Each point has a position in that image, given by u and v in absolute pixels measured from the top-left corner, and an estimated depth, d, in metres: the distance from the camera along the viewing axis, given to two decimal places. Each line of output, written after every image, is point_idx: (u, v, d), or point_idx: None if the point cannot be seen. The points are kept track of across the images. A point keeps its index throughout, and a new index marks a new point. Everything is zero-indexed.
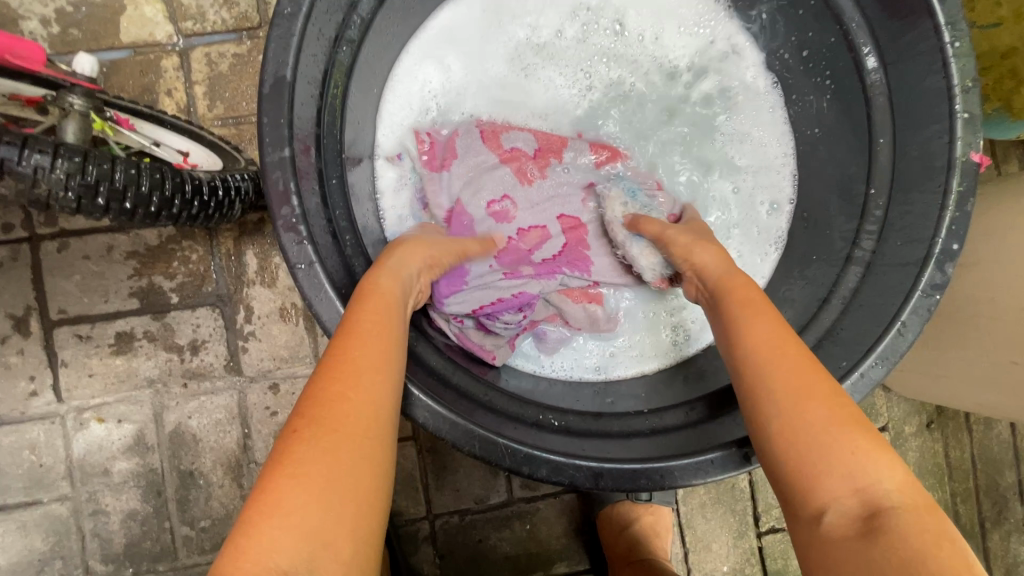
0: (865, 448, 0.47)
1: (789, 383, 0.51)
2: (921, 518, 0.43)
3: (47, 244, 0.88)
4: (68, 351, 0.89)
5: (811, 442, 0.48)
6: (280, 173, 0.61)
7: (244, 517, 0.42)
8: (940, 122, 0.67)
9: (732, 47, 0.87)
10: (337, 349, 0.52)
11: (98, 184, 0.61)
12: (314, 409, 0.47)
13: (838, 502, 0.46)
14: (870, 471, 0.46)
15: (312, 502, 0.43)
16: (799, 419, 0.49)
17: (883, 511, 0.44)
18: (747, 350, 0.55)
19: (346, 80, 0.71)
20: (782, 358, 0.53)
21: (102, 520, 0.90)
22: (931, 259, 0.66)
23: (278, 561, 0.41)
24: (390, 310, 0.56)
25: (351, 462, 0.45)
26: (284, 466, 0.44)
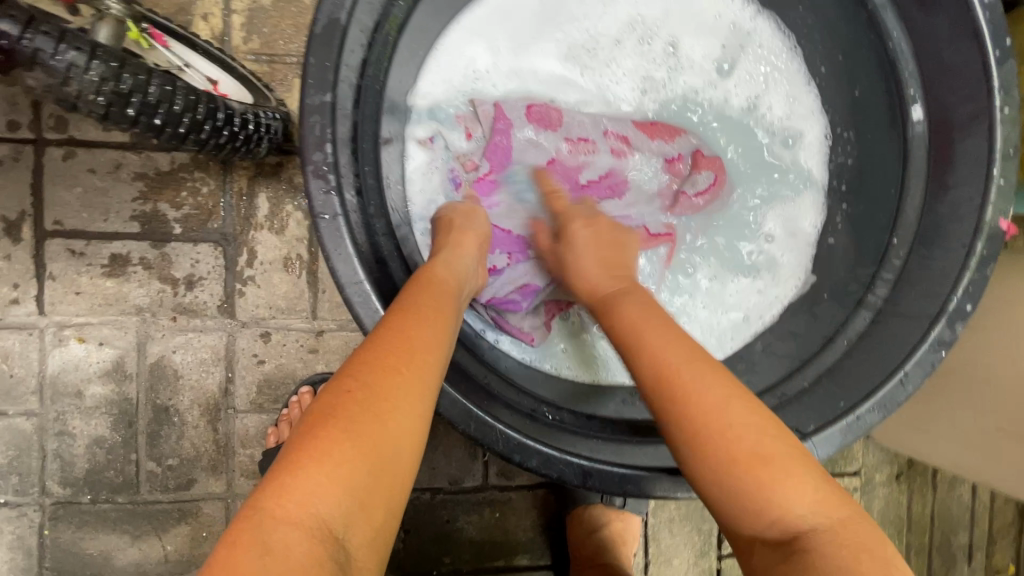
0: (783, 478, 0.49)
1: (705, 414, 0.52)
2: (840, 539, 0.46)
3: (53, 150, 0.84)
4: (58, 264, 0.85)
5: (737, 484, 0.49)
6: (319, 118, 0.59)
7: (289, 460, 0.42)
8: (975, 184, 0.68)
9: (786, 78, 0.86)
10: (393, 322, 0.51)
11: (131, 95, 0.60)
12: (370, 372, 0.46)
13: (761, 530, 0.49)
14: (788, 497, 0.48)
15: (359, 458, 0.42)
16: (716, 460, 0.50)
17: (802, 535, 0.47)
18: (656, 374, 0.55)
19: (397, 36, 0.69)
20: (703, 401, 0.52)
21: (67, 442, 0.87)
22: (944, 315, 0.67)
23: (320, 508, 0.40)
24: (444, 297, 0.57)
25: (400, 433, 0.45)
26: (336, 421, 0.43)
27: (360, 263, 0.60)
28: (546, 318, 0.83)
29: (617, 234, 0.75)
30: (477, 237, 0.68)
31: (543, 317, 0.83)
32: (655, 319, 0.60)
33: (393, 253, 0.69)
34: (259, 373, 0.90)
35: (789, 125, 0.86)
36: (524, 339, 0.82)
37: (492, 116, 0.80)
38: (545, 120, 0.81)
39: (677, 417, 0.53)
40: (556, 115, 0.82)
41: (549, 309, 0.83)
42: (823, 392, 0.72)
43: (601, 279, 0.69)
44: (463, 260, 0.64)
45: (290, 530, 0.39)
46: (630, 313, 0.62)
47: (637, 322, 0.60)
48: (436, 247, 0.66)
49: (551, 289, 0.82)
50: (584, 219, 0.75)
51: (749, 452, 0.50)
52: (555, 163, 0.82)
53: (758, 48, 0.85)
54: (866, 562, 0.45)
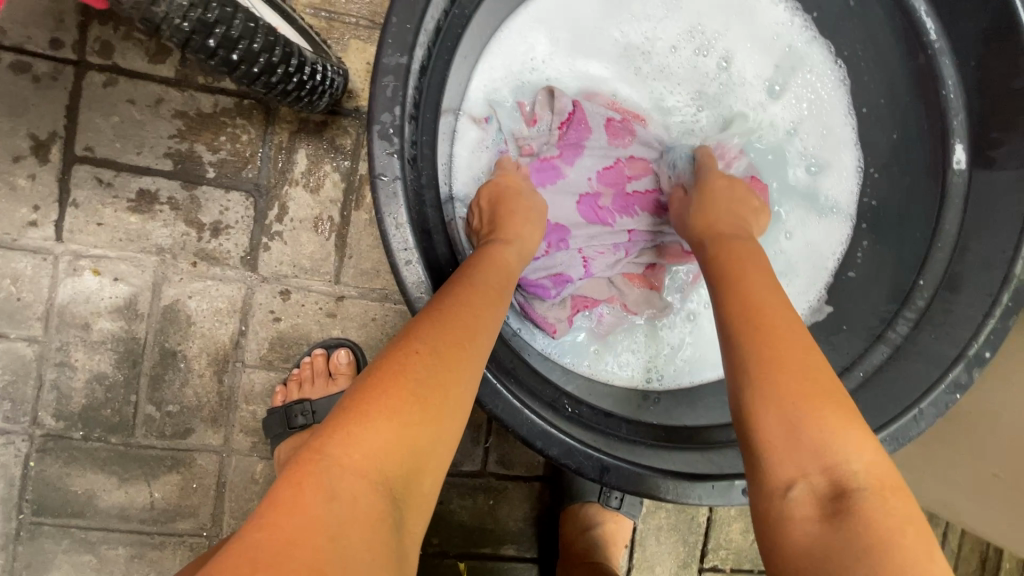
0: (833, 424, 0.48)
1: (776, 357, 0.51)
2: (889, 502, 0.45)
3: (94, 74, 0.82)
4: (83, 192, 0.83)
5: (794, 416, 0.48)
6: (392, 79, 0.58)
7: (355, 413, 0.41)
8: (1009, 237, 0.70)
9: (830, 110, 0.88)
10: (460, 292, 0.51)
11: (217, 26, 0.55)
12: (438, 340, 0.46)
13: (809, 477, 0.47)
14: (838, 446, 0.47)
15: (424, 423, 0.42)
16: (772, 395, 0.50)
17: (850, 492, 0.46)
18: (751, 306, 0.55)
19: (472, 10, 0.68)
20: (783, 337, 0.52)
21: (66, 375, 0.85)
22: (963, 360, 0.69)
23: (385, 464, 0.40)
24: (502, 279, 0.57)
25: (462, 404, 0.45)
26: (407, 379, 0.43)
27: (412, 230, 0.59)
28: (571, 312, 0.82)
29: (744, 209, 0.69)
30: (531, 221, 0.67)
31: (569, 310, 0.81)
32: (753, 266, 0.59)
33: (437, 226, 0.68)
34: (273, 330, 0.89)
35: (827, 154, 0.89)
36: (546, 330, 0.81)
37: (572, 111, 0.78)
38: (622, 131, 0.80)
39: (751, 346, 0.52)
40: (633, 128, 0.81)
41: (575, 303, 0.82)
42: None
43: (729, 229, 0.65)
44: (519, 244, 0.64)
45: (357, 482, 0.39)
46: (757, 282, 0.57)
47: (743, 260, 0.60)
48: (494, 224, 0.66)
49: (582, 284, 0.80)
50: (724, 176, 0.72)
51: (808, 389, 0.49)
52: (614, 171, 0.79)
53: (807, 75, 0.87)
54: (911, 536, 0.44)
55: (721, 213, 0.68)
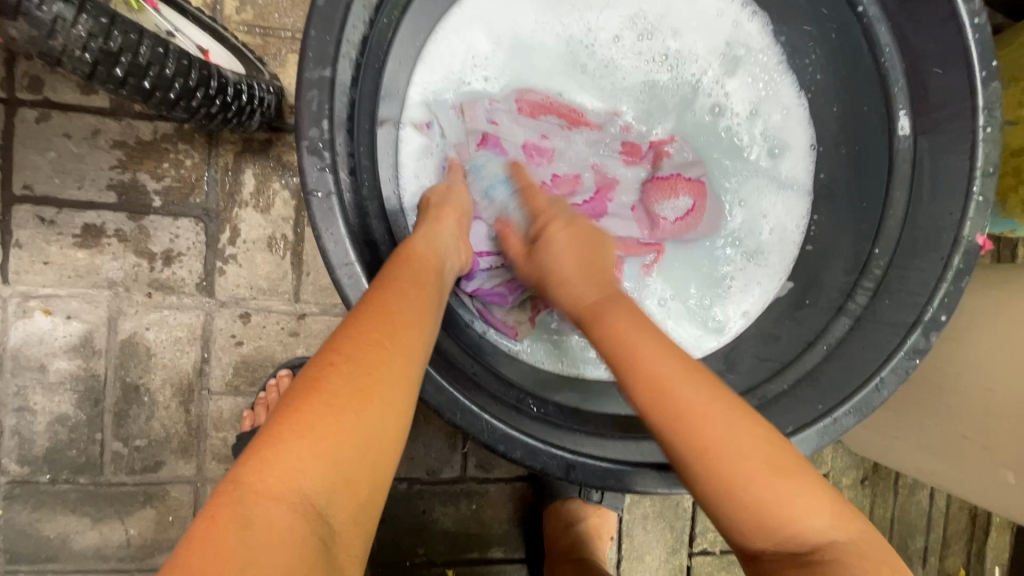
0: (790, 495, 0.50)
1: (698, 416, 0.52)
2: (861, 549, 0.49)
3: (25, 111, 0.80)
4: (26, 232, 0.81)
5: (743, 493, 0.51)
6: (316, 93, 0.57)
7: (271, 435, 0.43)
8: (955, 199, 0.70)
9: (777, 88, 0.88)
10: (374, 298, 0.52)
11: (120, 54, 0.58)
12: (351, 348, 0.48)
13: (769, 551, 0.51)
14: (800, 517, 0.49)
15: (341, 435, 0.44)
16: (733, 471, 0.51)
17: (815, 552, 0.49)
18: (642, 386, 0.55)
19: (400, 15, 0.67)
20: (701, 417, 0.52)
21: (27, 419, 0.83)
22: (919, 325, 0.69)
23: (302, 484, 0.42)
24: (427, 273, 0.58)
25: (383, 410, 0.46)
26: (317, 397, 0.45)
27: (352, 244, 0.58)
28: (531, 313, 0.82)
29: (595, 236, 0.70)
30: (459, 214, 0.68)
31: (529, 312, 0.81)
32: (632, 329, 0.58)
33: (383, 237, 0.68)
34: (236, 355, 0.87)
35: (779, 132, 0.89)
36: (507, 334, 0.81)
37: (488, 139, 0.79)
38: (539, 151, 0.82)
39: (659, 417, 0.53)
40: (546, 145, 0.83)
41: (535, 304, 0.82)
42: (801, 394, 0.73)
43: (582, 287, 0.65)
44: (445, 236, 0.64)
45: (275, 507, 0.41)
46: (622, 322, 0.59)
47: (623, 326, 0.59)
48: (417, 222, 0.67)
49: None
50: (561, 220, 0.70)
51: (747, 466, 0.51)
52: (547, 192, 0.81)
53: (753, 55, 0.88)
54: (883, 571, 0.48)
55: (574, 263, 0.67)
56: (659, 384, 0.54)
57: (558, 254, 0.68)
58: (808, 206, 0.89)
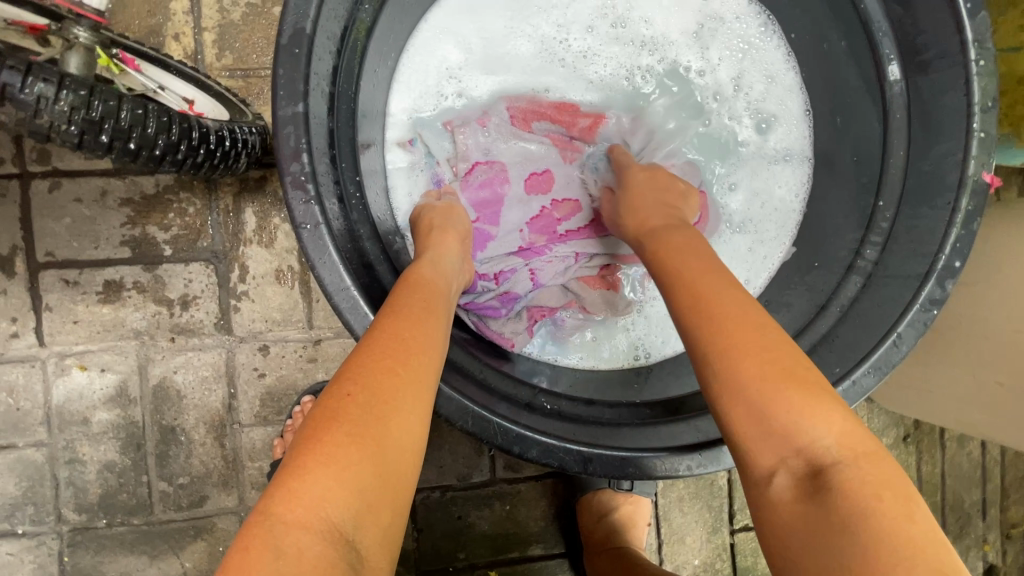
0: (796, 405, 0.47)
1: (732, 341, 0.50)
2: (865, 468, 0.44)
3: (38, 182, 0.85)
4: (54, 295, 0.86)
5: (749, 389, 0.48)
6: (292, 129, 0.59)
7: (293, 467, 0.43)
8: (956, 139, 0.67)
9: (762, 53, 0.86)
10: (387, 325, 0.52)
11: (103, 122, 0.62)
12: (367, 376, 0.47)
13: (787, 462, 0.46)
14: (806, 425, 0.46)
15: (364, 461, 0.43)
16: (731, 367, 0.49)
17: (828, 467, 0.45)
18: (691, 304, 0.53)
19: (365, 39, 0.68)
20: (739, 327, 0.50)
21: (78, 469, 0.88)
22: (934, 274, 0.66)
23: (329, 511, 0.41)
24: (435, 296, 0.59)
25: (401, 434, 0.46)
26: (338, 425, 0.44)
27: (346, 269, 0.60)
28: (528, 323, 0.81)
29: (678, 186, 0.72)
30: (457, 235, 0.70)
31: (526, 321, 0.81)
32: (694, 260, 0.57)
33: (380, 258, 0.69)
34: (261, 386, 0.91)
35: (771, 102, 0.87)
36: (504, 346, 0.79)
37: (480, 168, 0.80)
38: (539, 183, 0.81)
39: (706, 331, 0.51)
40: (549, 178, 0.82)
41: (531, 315, 0.82)
42: (818, 359, 0.71)
43: (646, 215, 0.67)
44: (450, 258, 0.66)
45: (302, 535, 0.40)
46: (686, 266, 0.56)
47: (674, 246, 0.60)
48: (420, 246, 0.68)
49: (534, 295, 0.81)
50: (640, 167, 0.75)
51: (786, 370, 0.48)
52: (543, 219, 0.80)
53: (731, 23, 0.86)
54: (889, 498, 0.42)
55: (647, 207, 0.68)
56: (700, 296, 0.53)
57: (644, 193, 0.70)
58: (808, 170, 0.87)
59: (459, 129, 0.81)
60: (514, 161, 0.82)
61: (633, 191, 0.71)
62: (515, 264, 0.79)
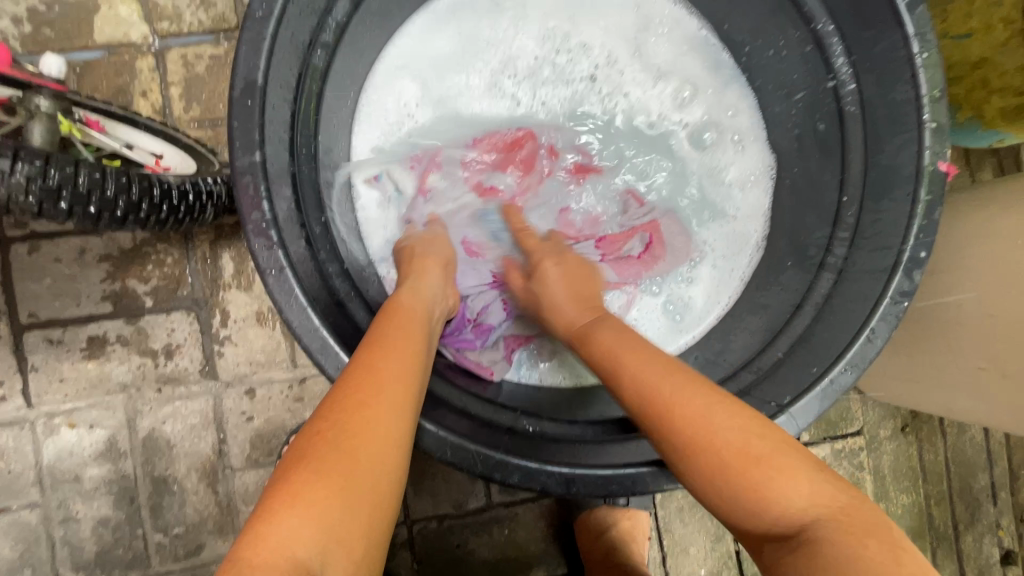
0: (774, 473, 0.47)
1: (692, 441, 0.51)
2: (846, 526, 0.44)
3: (17, 246, 0.87)
4: (39, 355, 0.87)
5: (726, 473, 0.48)
6: (251, 177, 0.60)
7: (261, 509, 0.43)
8: (909, 131, 0.67)
9: (717, 66, 0.88)
10: (363, 357, 0.53)
11: (61, 188, 0.63)
12: (338, 411, 0.48)
13: (772, 526, 0.46)
14: (784, 491, 0.46)
15: (332, 497, 0.43)
16: (701, 453, 0.50)
17: (810, 527, 0.44)
18: (640, 402, 0.55)
19: (322, 83, 0.70)
20: (691, 413, 0.52)
21: (73, 528, 0.88)
22: (900, 266, 0.66)
23: (295, 550, 0.40)
24: (414, 322, 0.60)
25: (372, 466, 0.46)
26: (307, 464, 0.45)
27: (314, 311, 0.60)
28: (506, 351, 0.82)
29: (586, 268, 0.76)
30: (439, 263, 0.71)
31: (503, 350, 0.81)
32: (631, 348, 0.59)
33: (351, 295, 0.69)
34: (249, 430, 0.91)
35: (728, 116, 0.88)
36: (482, 374, 0.79)
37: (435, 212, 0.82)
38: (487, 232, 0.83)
39: (673, 445, 0.52)
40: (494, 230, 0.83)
41: (508, 344, 0.83)
42: (796, 361, 0.71)
43: (579, 311, 0.70)
44: (428, 285, 0.67)
45: None
46: (607, 341, 0.62)
47: (611, 344, 0.62)
48: (403, 275, 0.69)
49: (508, 325, 0.83)
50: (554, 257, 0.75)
51: (747, 452, 0.49)
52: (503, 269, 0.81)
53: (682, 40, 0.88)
54: (874, 546, 0.42)
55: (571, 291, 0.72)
56: (656, 382, 0.55)
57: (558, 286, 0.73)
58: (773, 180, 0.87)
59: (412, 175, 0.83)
60: (471, 213, 0.83)
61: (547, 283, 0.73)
62: (488, 297, 0.82)
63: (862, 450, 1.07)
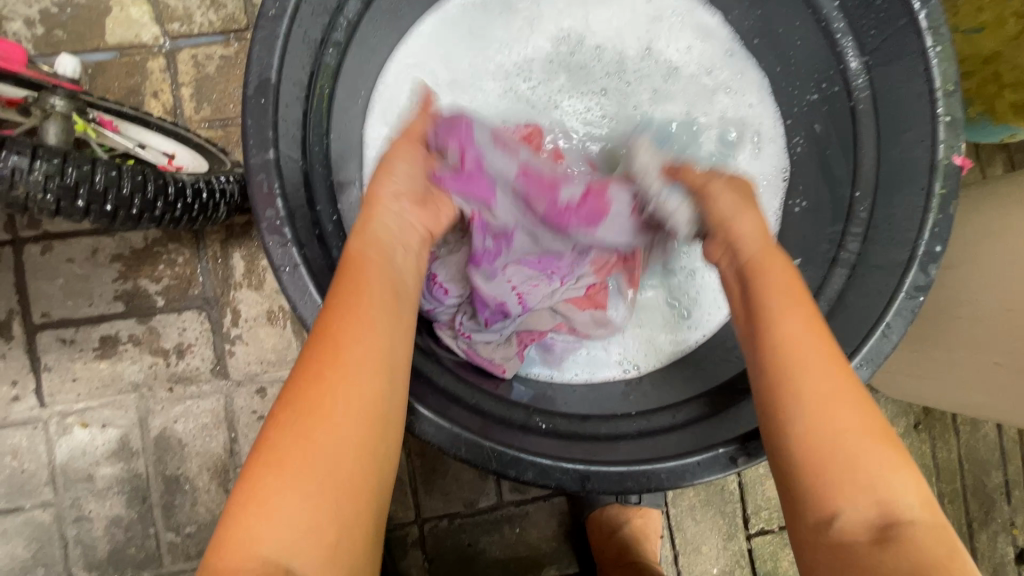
0: (887, 462, 0.48)
1: (835, 391, 0.51)
2: (931, 530, 0.45)
3: (30, 246, 0.87)
4: (52, 355, 0.88)
5: (842, 453, 0.48)
6: (264, 175, 0.60)
7: (230, 506, 0.44)
8: (923, 126, 0.67)
9: (730, 61, 0.87)
10: (320, 329, 0.52)
11: (78, 187, 0.63)
12: (293, 397, 0.48)
13: (859, 511, 0.46)
14: (889, 482, 0.47)
15: (293, 489, 0.44)
16: (827, 418, 0.50)
17: (900, 523, 0.45)
18: (783, 347, 0.53)
19: (333, 82, 0.70)
20: (830, 362, 0.52)
21: (85, 527, 0.88)
22: (915, 260, 0.65)
23: (262, 547, 0.42)
24: (370, 276, 0.56)
25: (331, 449, 0.46)
26: (267, 457, 0.45)
27: None
28: (518, 347, 0.79)
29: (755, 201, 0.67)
30: (414, 203, 0.66)
31: (516, 346, 0.79)
32: (806, 303, 0.56)
33: None
34: (261, 429, 0.91)
35: (743, 116, 0.87)
36: (495, 372, 0.78)
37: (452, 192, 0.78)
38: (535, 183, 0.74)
39: (801, 389, 0.51)
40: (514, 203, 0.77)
41: (521, 339, 0.79)
42: None
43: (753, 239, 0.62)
44: (388, 224, 0.62)
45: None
46: (774, 285, 0.57)
47: (788, 283, 0.57)
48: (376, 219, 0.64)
49: (522, 319, 0.78)
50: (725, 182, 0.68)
51: (870, 427, 0.49)
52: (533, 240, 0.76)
53: (692, 35, 0.87)
54: (957, 560, 0.43)
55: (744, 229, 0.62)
56: (807, 344, 0.53)
57: (732, 214, 0.64)
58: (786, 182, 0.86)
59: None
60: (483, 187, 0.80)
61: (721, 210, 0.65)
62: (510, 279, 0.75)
63: None
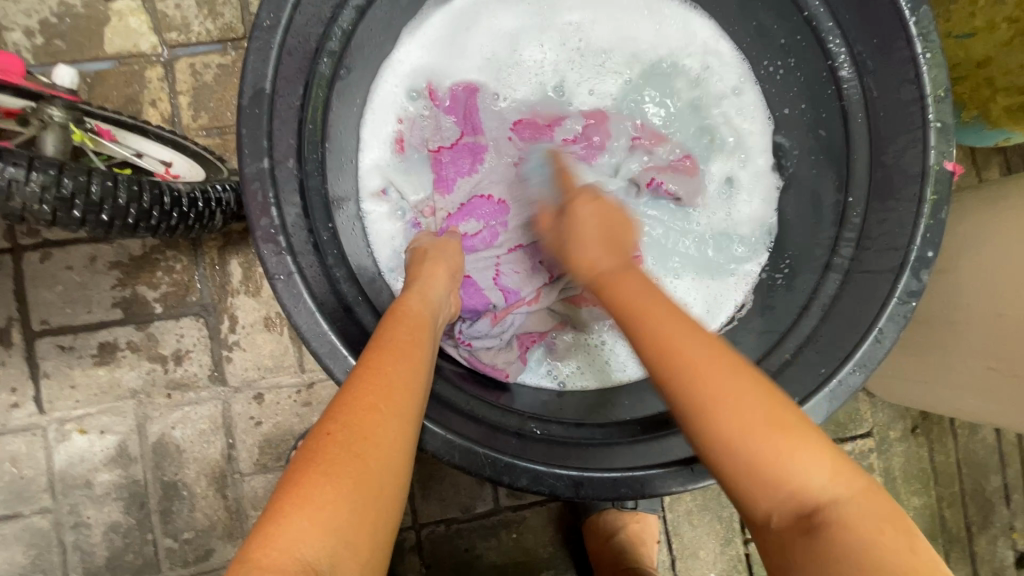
0: (788, 447, 0.46)
1: (711, 391, 0.48)
2: (862, 507, 0.45)
3: (29, 254, 0.88)
4: (51, 362, 0.88)
5: (755, 451, 0.46)
6: (259, 184, 0.61)
7: (271, 506, 0.43)
8: (915, 131, 0.67)
9: (712, 60, 0.88)
10: (372, 359, 0.53)
11: (74, 198, 0.64)
12: (346, 414, 0.48)
13: (781, 509, 0.46)
14: (798, 470, 0.45)
15: (340, 500, 0.43)
16: (715, 416, 0.47)
17: (823, 509, 0.45)
18: (658, 352, 0.51)
19: (328, 91, 0.70)
20: (703, 364, 0.50)
21: (83, 533, 0.89)
22: (908, 265, 0.65)
23: (304, 552, 0.40)
24: (421, 329, 0.60)
25: (382, 470, 0.46)
26: (317, 464, 0.44)
27: (322, 316, 0.61)
28: (520, 351, 0.82)
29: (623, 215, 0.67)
30: (448, 267, 0.70)
31: (518, 349, 0.81)
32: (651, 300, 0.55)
33: (358, 299, 0.70)
34: (258, 435, 0.91)
35: (728, 115, 0.88)
36: (498, 376, 0.79)
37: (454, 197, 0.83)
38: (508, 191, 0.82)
39: (683, 398, 0.49)
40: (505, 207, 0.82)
41: (522, 341, 0.83)
42: (805, 361, 0.71)
43: (598, 254, 0.62)
44: (437, 290, 0.66)
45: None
46: (630, 292, 0.57)
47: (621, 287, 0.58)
48: (410, 276, 0.69)
49: (522, 322, 0.81)
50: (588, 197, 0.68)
51: (768, 418, 0.47)
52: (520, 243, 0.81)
53: (675, 36, 0.88)
54: (889, 531, 0.43)
55: (591, 242, 0.63)
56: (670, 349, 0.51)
57: (593, 224, 0.65)
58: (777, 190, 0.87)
59: (413, 152, 0.84)
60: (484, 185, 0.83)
61: (578, 224, 0.65)
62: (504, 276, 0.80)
63: (872, 452, 1.06)
